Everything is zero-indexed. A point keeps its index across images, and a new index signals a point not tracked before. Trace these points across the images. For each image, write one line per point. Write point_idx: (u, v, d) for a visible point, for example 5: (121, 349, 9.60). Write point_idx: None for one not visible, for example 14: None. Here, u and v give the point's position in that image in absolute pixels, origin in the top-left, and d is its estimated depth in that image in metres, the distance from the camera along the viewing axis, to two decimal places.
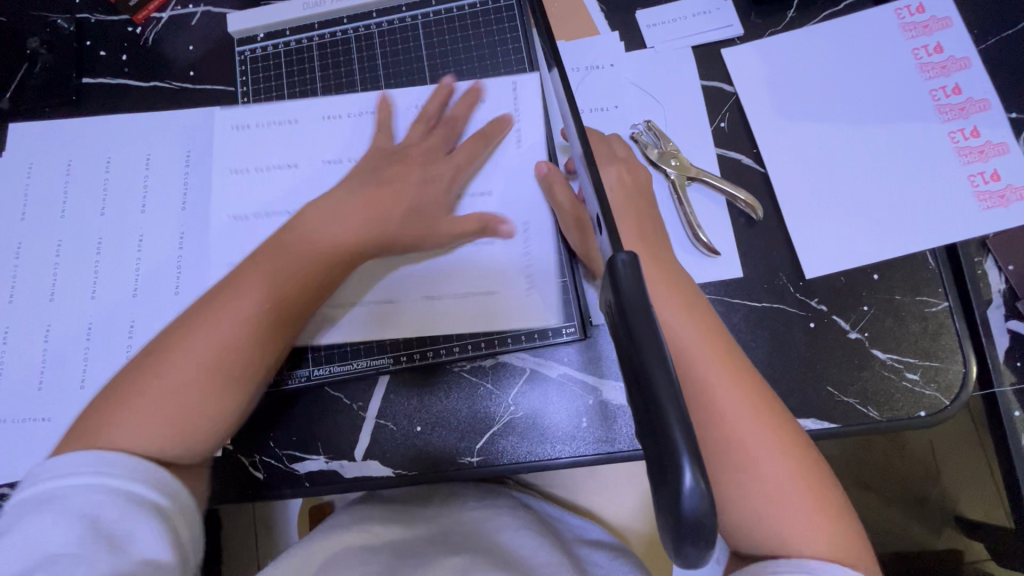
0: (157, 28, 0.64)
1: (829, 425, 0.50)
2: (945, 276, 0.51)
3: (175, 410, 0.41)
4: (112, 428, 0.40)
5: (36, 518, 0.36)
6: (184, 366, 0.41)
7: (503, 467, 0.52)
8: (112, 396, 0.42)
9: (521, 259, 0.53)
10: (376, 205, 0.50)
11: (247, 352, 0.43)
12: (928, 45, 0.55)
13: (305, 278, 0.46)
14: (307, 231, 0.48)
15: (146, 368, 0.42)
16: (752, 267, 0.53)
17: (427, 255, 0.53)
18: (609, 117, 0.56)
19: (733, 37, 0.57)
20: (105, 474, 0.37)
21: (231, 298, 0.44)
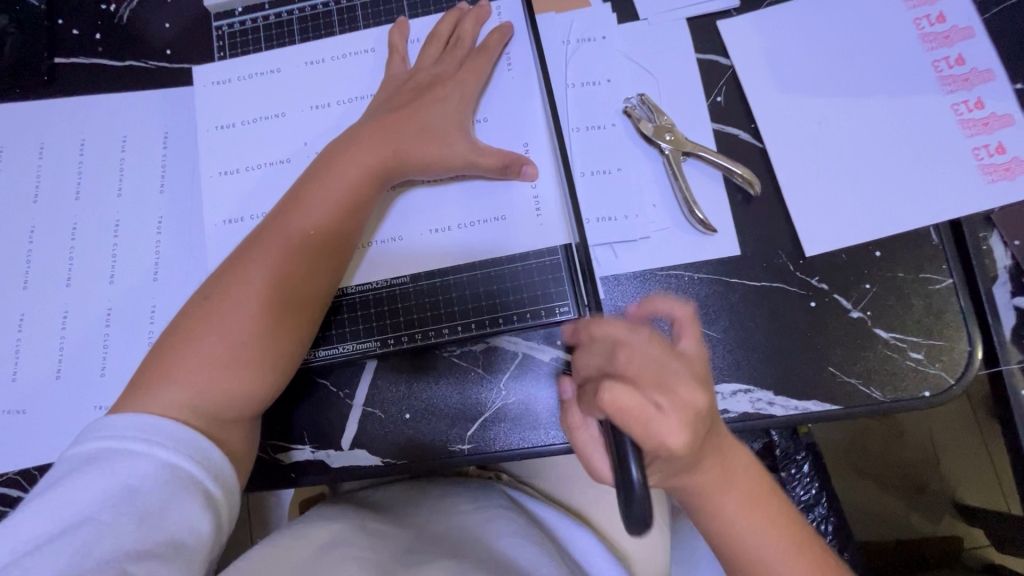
0: (132, 6, 0.61)
1: (830, 407, 0.48)
2: (949, 253, 0.50)
3: (231, 361, 0.44)
4: (173, 380, 0.43)
5: (84, 477, 0.38)
6: (234, 318, 0.44)
7: (495, 455, 0.50)
8: (164, 349, 0.45)
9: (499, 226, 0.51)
10: (389, 132, 0.50)
11: (288, 299, 0.46)
12: (929, 15, 0.53)
13: (333, 224, 0.48)
14: (323, 183, 0.48)
15: (195, 323, 0.45)
16: (750, 245, 0.51)
17: (410, 222, 0.52)
18: (601, 91, 0.54)
19: (730, 9, 0.55)
20: (157, 445, 0.40)
21: (270, 248, 0.46)
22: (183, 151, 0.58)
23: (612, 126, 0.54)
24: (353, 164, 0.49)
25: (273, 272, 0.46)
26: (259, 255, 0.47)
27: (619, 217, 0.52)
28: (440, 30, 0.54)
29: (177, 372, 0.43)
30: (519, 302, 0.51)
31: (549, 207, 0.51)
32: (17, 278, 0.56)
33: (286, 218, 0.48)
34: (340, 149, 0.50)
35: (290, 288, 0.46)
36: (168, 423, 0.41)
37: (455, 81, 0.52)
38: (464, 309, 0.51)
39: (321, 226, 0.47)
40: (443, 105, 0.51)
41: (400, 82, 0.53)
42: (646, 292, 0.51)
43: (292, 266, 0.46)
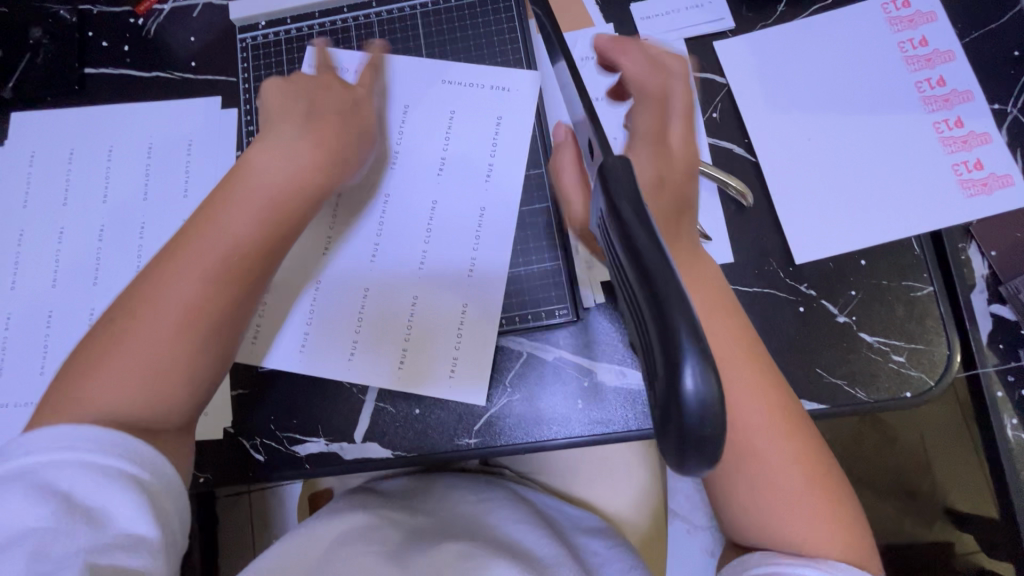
0: (159, 20, 0.65)
1: (818, 406, 0.51)
2: (929, 262, 0.53)
3: (147, 378, 0.40)
4: (94, 390, 0.39)
5: (18, 490, 0.34)
6: (155, 319, 0.40)
7: (501, 448, 0.53)
8: (83, 359, 0.40)
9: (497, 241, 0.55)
10: (323, 136, 0.49)
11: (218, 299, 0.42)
12: (913, 38, 0.56)
13: (255, 231, 0.44)
14: (249, 178, 0.45)
15: (112, 334, 0.41)
16: (743, 252, 0.54)
17: (403, 250, 0.55)
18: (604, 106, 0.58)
19: (725, 30, 0.59)
20: (84, 451, 0.36)
21: (186, 256, 0.42)
22: (206, 158, 0.61)
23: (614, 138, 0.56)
24: (282, 156, 0.47)
25: (194, 280, 0.41)
26: (175, 267, 0.42)
27: None
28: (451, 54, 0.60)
29: (91, 389, 0.39)
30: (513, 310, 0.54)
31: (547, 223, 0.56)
32: (46, 277, 0.59)
33: (209, 218, 0.44)
34: (264, 145, 0.48)
35: (222, 287, 0.42)
36: (105, 433, 0.37)
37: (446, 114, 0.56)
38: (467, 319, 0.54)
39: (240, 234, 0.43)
40: (410, 140, 0.54)
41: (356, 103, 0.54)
42: None
43: (214, 276, 0.42)
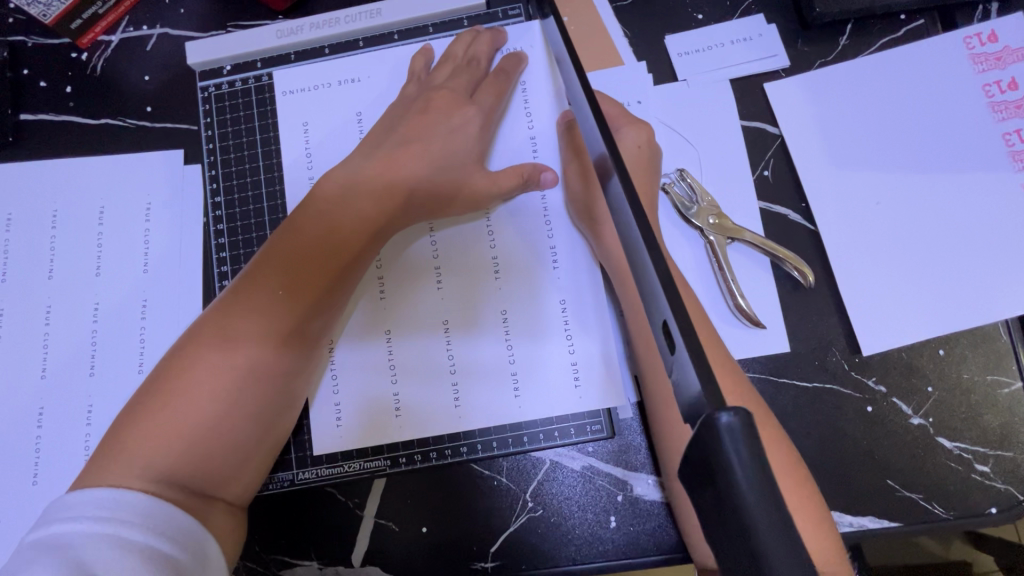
0: (106, 54, 0.54)
1: (889, 524, 0.44)
2: (1019, 352, 0.45)
3: (197, 435, 0.39)
4: (124, 458, 0.38)
5: (39, 564, 0.33)
6: (200, 389, 0.40)
7: (523, 574, 0.45)
8: (138, 406, 0.40)
9: (529, 280, 0.47)
10: (396, 170, 0.45)
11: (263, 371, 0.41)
12: (1000, 80, 0.48)
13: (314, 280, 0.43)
14: (311, 221, 0.44)
15: (166, 384, 0.40)
16: (799, 340, 0.46)
17: (418, 271, 0.48)
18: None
19: (778, 69, 0.50)
20: (118, 522, 0.35)
21: (246, 304, 0.42)
22: (169, 224, 0.52)
23: None
24: (344, 217, 0.44)
25: (249, 332, 0.41)
26: (231, 317, 0.41)
27: None
28: (453, 51, 0.49)
29: (138, 446, 0.38)
30: (539, 394, 0.46)
31: (577, 297, 0.46)
32: None
33: (267, 266, 0.43)
34: (333, 185, 0.45)
35: (264, 349, 0.41)
36: (142, 497, 0.36)
37: (474, 106, 0.48)
38: (487, 406, 0.46)
39: (302, 280, 0.42)
40: (461, 135, 0.47)
41: (410, 102, 0.48)
42: None
43: (267, 327, 0.41)
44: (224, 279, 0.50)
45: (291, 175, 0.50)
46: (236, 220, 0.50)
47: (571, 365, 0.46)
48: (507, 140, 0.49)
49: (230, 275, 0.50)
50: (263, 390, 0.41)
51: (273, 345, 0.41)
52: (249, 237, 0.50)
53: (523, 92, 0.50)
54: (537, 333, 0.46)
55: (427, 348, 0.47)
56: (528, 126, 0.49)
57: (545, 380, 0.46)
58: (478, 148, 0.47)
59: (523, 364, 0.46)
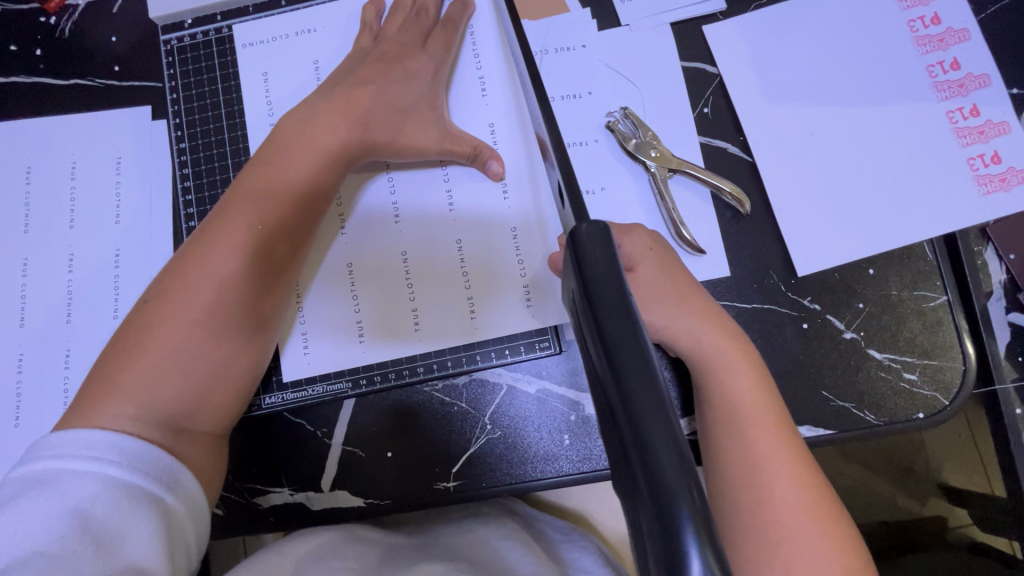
0: (74, 17, 0.56)
1: (824, 432, 0.47)
2: (943, 269, 0.48)
3: (184, 368, 0.42)
4: (119, 389, 0.41)
5: (32, 499, 0.35)
6: (185, 321, 0.42)
7: (483, 491, 0.48)
8: (121, 346, 0.42)
9: (482, 210, 0.50)
10: (351, 111, 0.48)
11: (244, 299, 0.44)
12: (924, 16, 0.51)
13: (282, 218, 0.45)
14: (276, 164, 0.46)
15: (147, 325, 0.43)
16: (739, 266, 0.49)
17: (377, 207, 0.51)
18: (584, 104, 0.51)
19: (715, 12, 0.53)
20: (108, 463, 0.37)
21: (217, 244, 0.44)
22: (138, 178, 0.54)
23: (595, 141, 0.51)
24: (303, 155, 0.46)
25: (224, 268, 0.43)
26: (204, 256, 0.44)
27: None
28: (402, 3, 0.52)
29: (126, 381, 0.41)
30: (492, 318, 0.49)
31: (526, 228, 0.49)
32: None
33: (236, 208, 0.45)
34: (293, 130, 0.47)
35: (240, 285, 0.44)
36: (130, 440, 0.39)
37: (425, 54, 0.50)
38: (444, 330, 0.49)
39: (271, 219, 0.45)
40: (414, 82, 0.50)
41: (365, 54, 0.51)
42: None
43: (240, 263, 0.44)
44: (191, 222, 0.52)
45: (253, 123, 0.52)
46: (200, 166, 0.52)
47: (522, 288, 0.49)
48: (458, 84, 0.52)
49: (197, 217, 0.52)
50: (246, 317, 0.44)
51: (250, 274, 0.44)
52: (214, 181, 0.52)
53: (470, 36, 0.53)
54: (490, 262, 0.49)
55: (388, 277, 0.50)
56: (476, 67, 0.52)
57: (498, 305, 0.49)
58: (432, 93, 0.50)
59: (477, 291, 0.49)
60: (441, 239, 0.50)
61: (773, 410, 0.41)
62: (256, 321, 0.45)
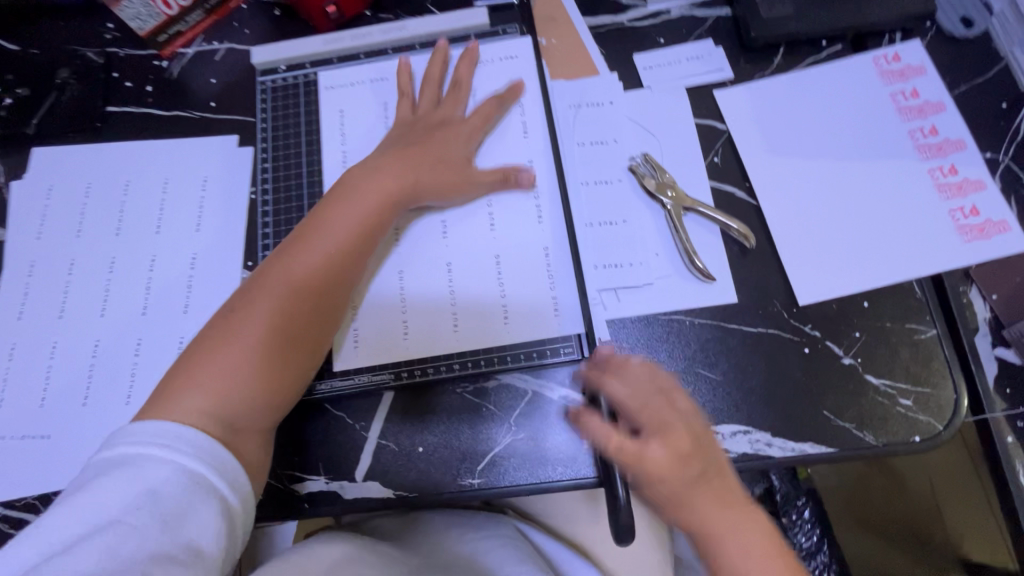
0: (182, 62, 0.67)
1: (826, 450, 0.50)
2: (931, 305, 0.53)
3: (247, 371, 0.47)
4: (191, 390, 0.45)
5: (111, 480, 0.40)
6: (246, 335, 0.48)
7: (506, 490, 0.52)
8: (193, 355, 0.48)
9: (529, 240, 0.56)
10: (406, 160, 0.56)
11: (304, 316, 0.50)
12: (905, 90, 0.59)
13: (345, 245, 0.52)
14: (341, 201, 0.53)
15: (219, 335, 0.48)
16: (746, 293, 0.55)
17: (435, 235, 0.58)
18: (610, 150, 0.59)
19: (725, 80, 0.62)
20: (177, 452, 0.42)
21: (286, 268, 0.51)
22: (221, 194, 0.62)
23: (619, 181, 0.58)
24: (349, 199, 0.53)
25: (293, 284, 0.50)
26: (275, 278, 0.50)
27: (623, 264, 0.56)
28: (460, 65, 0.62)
29: (198, 381, 0.46)
30: (522, 325, 0.54)
31: (555, 248, 0.56)
32: (55, 308, 0.60)
33: (303, 239, 0.52)
34: (357, 176, 0.55)
35: (303, 302, 0.50)
36: (198, 435, 0.43)
37: (463, 122, 0.59)
38: (478, 333, 0.54)
39: (336, 245, 0.52)
40: (456, 138, 0.58)
41: (409, 123, 0.59)
42: (650, 334, 0.54)
43: (306, 283, 0.50)
44: (267, 230, 0.60)
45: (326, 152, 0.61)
46: (279, 184, 0.61)
47: (551, 296, 0.54)
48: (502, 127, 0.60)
49: (272, 226, 0.60)
50: (302, 336, 0.50)
51: (312, 292, 0.50)
52: (289, 197, 0.60)
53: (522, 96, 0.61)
54: (524, 276, 0.55)
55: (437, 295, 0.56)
56: (520, 111, 0.60)
57: (528, 312, 0.54)
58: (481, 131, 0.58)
59: (512, 300, 0.55)
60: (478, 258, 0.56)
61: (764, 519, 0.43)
62: (313, 334, 0.50)
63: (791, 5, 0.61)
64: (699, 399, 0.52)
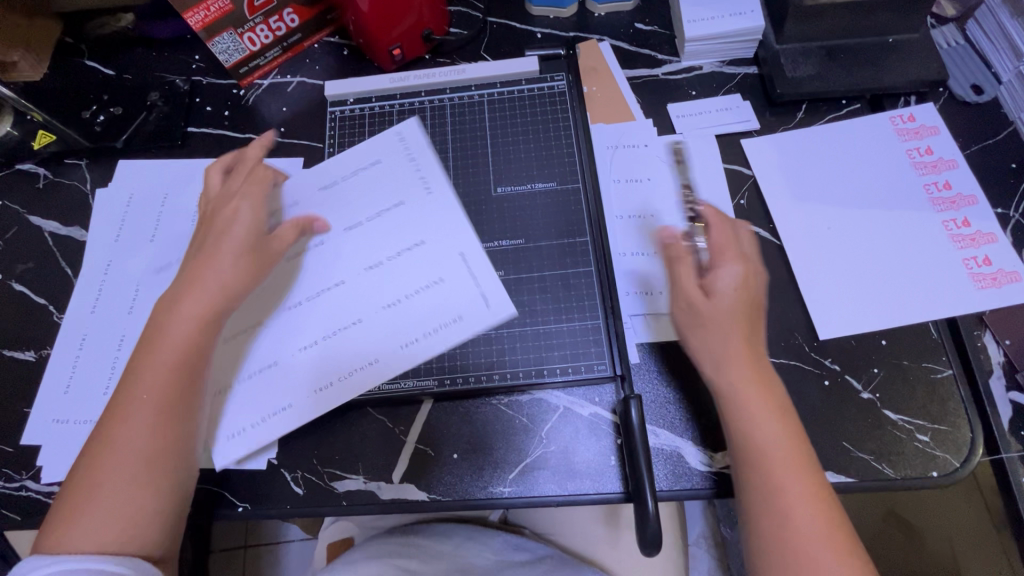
0: (258, 92, 0.75)
1: (846, 479, 0.53)
2: (947, 346, 0.56)
3: (122, 510, 0.44)
4: (68, 536, 0.43)
5: None
6: (115, 467, 0.45)
7: (534, 500, 0.54)
8: (71, 491, 0.45)
9: (413, 328, 0.56)
10: (213, 259, 0.52)
11: (163, 464, 0.46)
12: (919, 147, 0.64)
13: (170, 381, 0.48)
14: (165, 312, 0.50)
15: (88, 471, 0.45)
16: (770, 326, 0.58)
17: (330, 273, 0.59)
18: (415, 251, 0.59)
19: (751, 130, 0.67)
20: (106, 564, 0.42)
21: (144, 400, 0.47)
22: None
23: (652, 215, 0.63)
24: (180, 321, 0.49)
25: (147, 443, 0.46)
26: (130, 412, 0.47)
27: (655, 292, 0.60)
28: (510, 107, 0.68)
29: (78, 520, 0.43)
30: (557, 345, 0.58)
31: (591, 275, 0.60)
32: (124, 305, 0.65)
33: (139, 379, 0.48)
34: (177, 289, 0.51)
35: (159, 451, 0.46)
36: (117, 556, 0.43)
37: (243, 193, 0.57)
38: (517, 350, 0.58)
39: (183, 369, 0.48)
40: (233, 223, 0.54)
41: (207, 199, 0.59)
42: (677, 359, 0.58)
43: (151, 427, 0.46)
44: None
45: None
46: None
47: (588, 319, 0.59)
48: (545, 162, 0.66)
49: None
50: (170, 463, 0.47)
51: (171, 430, 0.47)
52: None
53: (410, 152, 0.64)
54: (562, 300, 0.60)
55: (292, 388, 0.55)
56: (564, 149, 0.66)
57: (564, 334, 0.58)
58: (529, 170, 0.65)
59: (550, 321, 0.59)
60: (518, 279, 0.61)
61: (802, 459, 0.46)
62: (180, 456, 0.47)
63: (814, 68, 0.67)
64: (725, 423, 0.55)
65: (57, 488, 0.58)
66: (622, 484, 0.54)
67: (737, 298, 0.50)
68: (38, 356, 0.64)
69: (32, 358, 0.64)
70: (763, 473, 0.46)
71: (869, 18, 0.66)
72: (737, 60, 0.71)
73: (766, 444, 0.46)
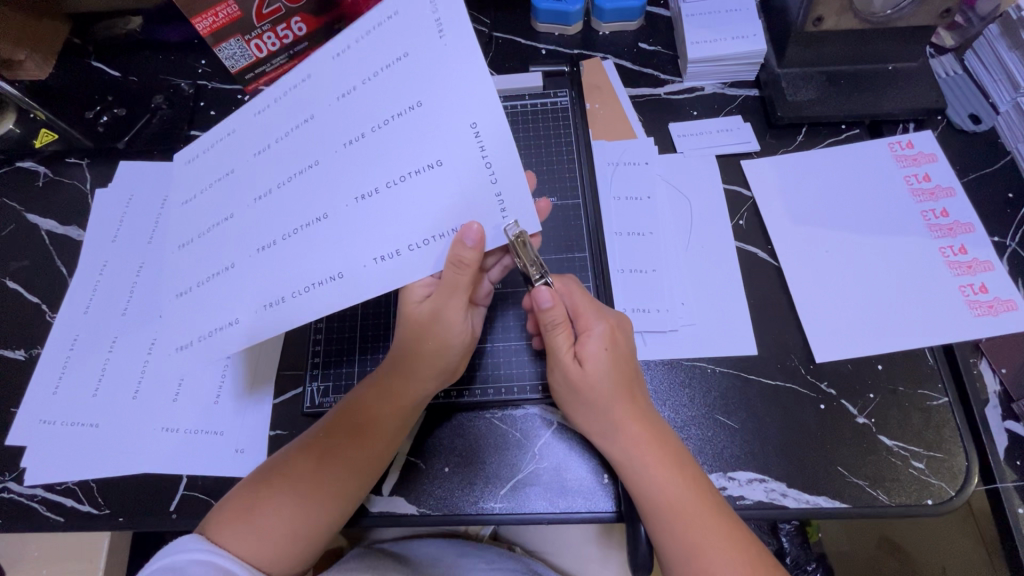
0: None
1: (840, 505, 0.52)
2: (943, 374, 0.56)
3: (297, 522, 0.47)
4: (242, 526, 0.46)
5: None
6: (311, 485, 0.48)
7: (524, 517, 0.53)
8: (258, 487, 0.48)
9: (388, 236, 0.43)
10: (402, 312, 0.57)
11: (350, 493, 0.49)
12: (917, 174, 0.65)
13: (385, 427, 0.50)
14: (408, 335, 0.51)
15: (284, 479, 0.48)
16: (765, 347, 0.58)
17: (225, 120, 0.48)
18: (395, 70, 0.43)
19: (751, 152, 0.68)
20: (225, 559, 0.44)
21: (363, 438, 0.50)
22: None
23: (650, 233, 0.63)
24: (398, 388, 0.51)
25: (351, 471, 0.49)
26: (345, 447, 0.49)
27: (652, 309, 0.60)
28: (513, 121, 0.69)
29: (256, 517, 0.46)
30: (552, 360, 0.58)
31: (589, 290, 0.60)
32: (119, 305, 0.64)
33: (340, 439, 0.49)
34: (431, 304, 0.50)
35: (351, 483, 0.49)
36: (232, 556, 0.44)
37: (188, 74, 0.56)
38: (512, 364, 0.58)
39: (389, 407, 0.50)
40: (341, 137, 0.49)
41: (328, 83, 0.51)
42: (672, 379, 0.57)
43: (357, 462, 0.49)
44: None
45: None
46: None
47: None
48: (547, 175, 0.66)
49: None
50: (353, 490, 0.49)
51: (366, 465, 0.50)
52: None
53: (439, 12, 0.42)
54: None
55: (284, 278, 0.44)
56: (566, 163, 0.66)
57: None
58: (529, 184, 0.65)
59: None
60: (513, 293, 0.61)
61: (700, 502, 0.46)
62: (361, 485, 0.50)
63: (814, 92, 0.68)
64: (718, 445, 0.54)
65: (39, 491, 0.57)
66: (614, 503, 0.53)
67: (630, 402, 0.50)
68: (28, 355, 0.63)
69: (22, 357, 0.63)
70: (666, 523, 0.46)
71: (871, 45, 0.66)
72: (738, 82, 0.72)
73: (659, 497, 0.47)
